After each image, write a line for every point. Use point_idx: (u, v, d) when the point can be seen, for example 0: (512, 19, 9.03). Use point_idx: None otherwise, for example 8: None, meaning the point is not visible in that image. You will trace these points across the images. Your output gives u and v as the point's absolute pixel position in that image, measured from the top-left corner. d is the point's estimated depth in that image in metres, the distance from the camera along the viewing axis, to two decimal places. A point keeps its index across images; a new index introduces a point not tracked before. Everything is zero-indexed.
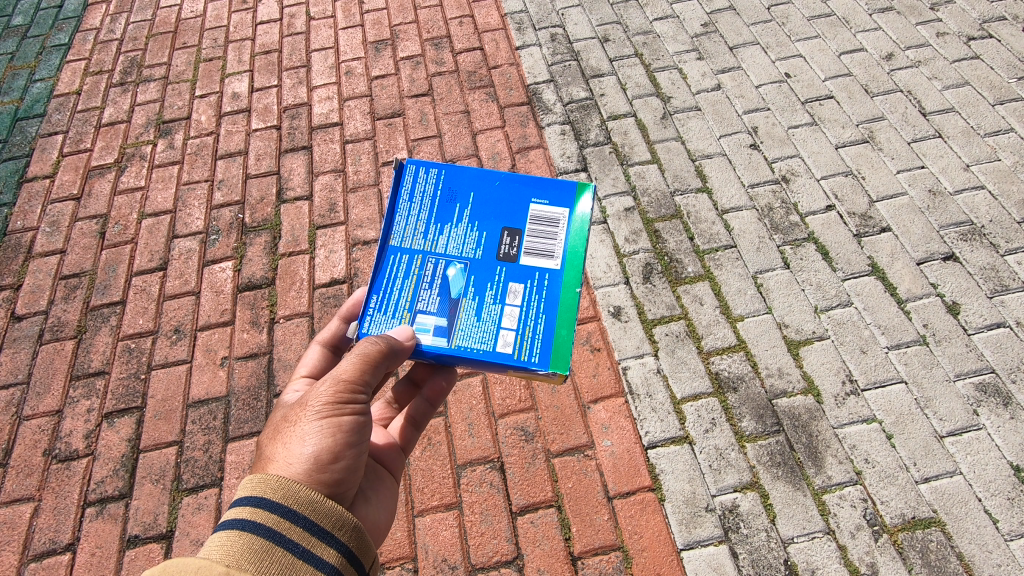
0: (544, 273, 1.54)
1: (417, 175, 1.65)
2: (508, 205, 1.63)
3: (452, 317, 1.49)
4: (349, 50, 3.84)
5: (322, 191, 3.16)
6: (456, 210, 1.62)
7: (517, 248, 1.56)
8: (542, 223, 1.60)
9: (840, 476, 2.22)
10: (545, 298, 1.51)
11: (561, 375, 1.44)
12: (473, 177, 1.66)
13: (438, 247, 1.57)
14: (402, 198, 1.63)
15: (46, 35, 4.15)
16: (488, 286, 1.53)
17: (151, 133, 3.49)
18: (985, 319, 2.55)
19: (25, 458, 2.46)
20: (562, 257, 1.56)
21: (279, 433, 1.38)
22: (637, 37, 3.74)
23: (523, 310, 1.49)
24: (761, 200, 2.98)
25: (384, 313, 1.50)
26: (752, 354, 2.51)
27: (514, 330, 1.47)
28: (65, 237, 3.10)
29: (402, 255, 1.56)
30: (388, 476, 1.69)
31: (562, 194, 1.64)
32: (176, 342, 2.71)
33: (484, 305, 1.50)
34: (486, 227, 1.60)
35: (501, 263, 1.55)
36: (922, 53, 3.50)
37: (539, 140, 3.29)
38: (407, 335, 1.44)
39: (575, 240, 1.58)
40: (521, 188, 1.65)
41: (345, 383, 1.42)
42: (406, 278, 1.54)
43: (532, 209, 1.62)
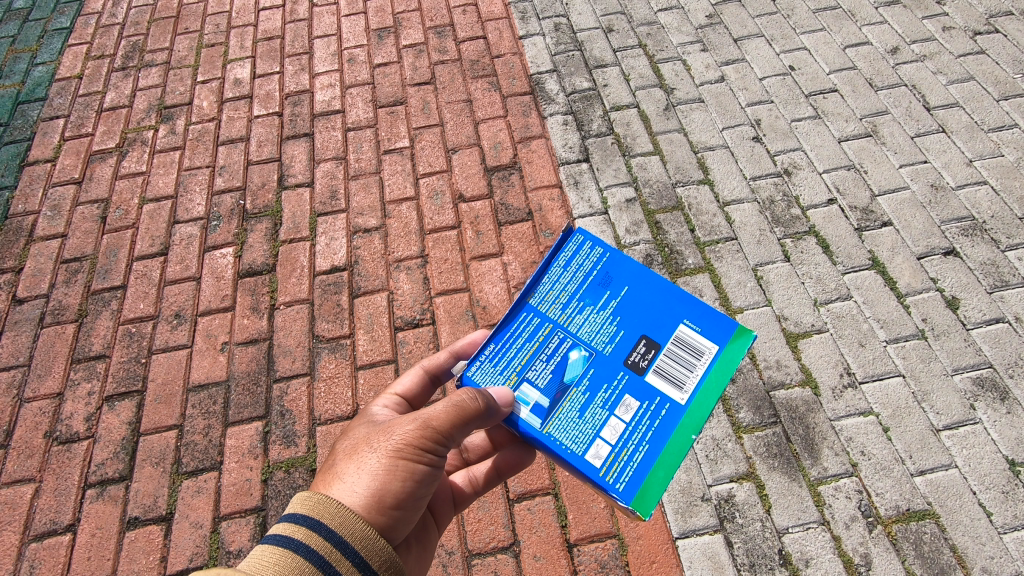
0: (665, 401, 1.42)
1: (583, 247, 1.59)
2: (659, 313, 1.52)
3: (556, 401, 1.43)
4: (352, 37, 3.82)
5: (323, 178, 3.16)
6: (605, 295, 1.54)
7: (648, 362, 1.46)
8: (686, 348, 1.48)
9: (836, 467, 2.23)
10: (656, 428, 1.40)
11: (639, 516, 1.32)
12: (640, 272, 1.57)
13: (571, 324, 1.51)
14: (559, 261, 1.57)
15: (48, 19, 4.13)
16: (603, 388, 1.44)
17: (153, 119, 3.48)
18: (984, 314, 2.55)
19: (26, 439, 2.47)
20: (691, 391, 1.43)
21: (355, 453, 1.39)
22: (641, 28, 3.72)
23: (628, 427, 1.39)
24: (763, 193, 2.98)
25: (494, 367, 1.47)
26: (751, 345, 2.52)
27: (609, 445, 1.38)
28: (66, 221, 3.10)
29: (534, 316, 1.51)
30: (434, 529, 1.69)
31: (719, 331, 1.50)
32: (176, 327, 2.72)
33: (592, 404, 1.42)
34: (627, 327, 1.51)
35: (624, 369, 1.46)
36: (928, 48, 3.48)
37: (541, 130, 3.28)
38: (506, 399, 1.39)
39: (713, 385, 1.44)
40: (682, 303, 1.53)
41: (432, 432, 1.38)
42: (527, 341, 1.49)
43: (682, 330, 1.50)
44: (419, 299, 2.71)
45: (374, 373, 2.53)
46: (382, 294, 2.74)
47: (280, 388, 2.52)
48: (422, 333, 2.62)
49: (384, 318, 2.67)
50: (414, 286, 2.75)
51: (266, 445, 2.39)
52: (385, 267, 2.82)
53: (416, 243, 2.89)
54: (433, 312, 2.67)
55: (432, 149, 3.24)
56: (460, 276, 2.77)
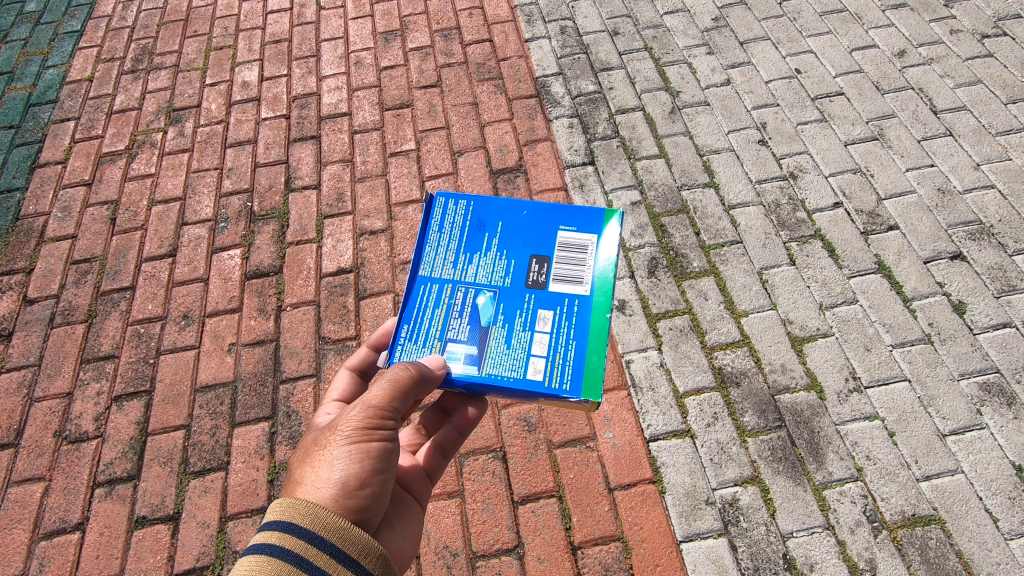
0: (573, 299, 1.54)
1: (447, 207, 1.69)
2: (536, 233, 1.65)
3: (482, 344, 1.51)
4: (359, 40, 3.84)
5: (330, 180, 3.18)
6: (484, 239, 1.64)
7: (546, 276, 1.57)
8: (570, 250, 1.61)
9: (841, 472, 2.23)
10: (575, 324, 1.51)
11: (594, 403, 1.42)
12: (503, 206, 1.69)
13: (467, 276, 1.59)
14: (431, 229, 1.66)
15: (59, 22, 4.18)
16: (518, 314, 1.54)
17: (162, 121, 3.51)
18: (991, 318, 2.54)
19: (36, 439, 2.50)
20: (591, 283, 1.56)
21: (309, 456, 1.40)
22: (647, 31, 3.72)
23: (553, 336, 1.49)
24: (768, 196, 2.98)
25: (416, 342, 1.52)
26: (756, 349, 2.52)
27: (543, 357, 1.46)
28: (76, 222, 3.14)
29: (431, 285, 1.59)
30: (413, 503, 1.66)
31: (590, 220, 1.65)
32: (184, 327, 2.74)
33: (514, 331, 1.51)
34: (515, 255, 1.62)
35: (530, 290, 1.56)
36: (935, 51, 3.47)
37: (547, 133, 3.29)
38: (438, 363, 1.45)
39: (606, 264, 1.58)
40: (550, 215, 1.67)
41: (375, 409, 1.42)
42: (436, 307, 1.56)
43: (561, 237, 1.63)
44: None
45: None
46: (387, 296, 2.76)
47: (286, 389, 2.54)
48: None
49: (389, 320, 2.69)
50: None
51: (272, 445, 2.41)
52: (390, 269, 2.84)
53: None
54: None
55: (438, 152, 3.25)
56: None
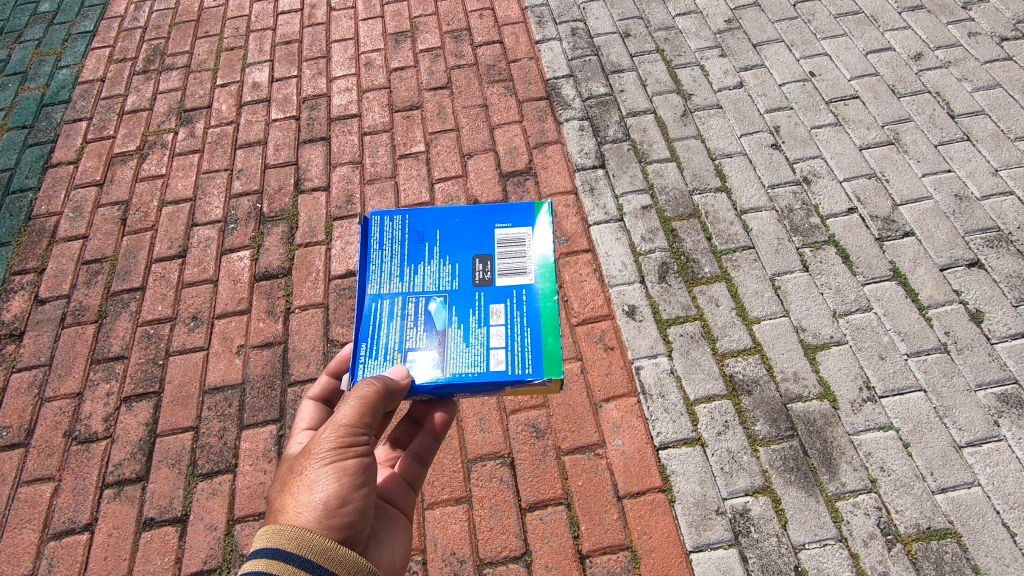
0: (521, 289, 1.57)
1: (382, 224, 1.69)
2: (474, 233, 1.66)
3: (442, 347, 1.51)
4: (369, 41, 3.84)
5: (339, 182, 3.17)
6: (425, 248, 1.65)
7: (491, 272, 1.59)
8: (509, 245, 1.63)
9: (854, 483, 2.19)
10: (526, 313, 1.54)
11: (557, 380, 1.46)
12: (436, 214, 1.69)
13: (416, 286, 1.59)
14: (371, 249, 1.65)
15: (72, 23, 4.20)
16: (471, 312, 1.55)
17: (173, 122, 3.52)
18: (1009, 328, 2.50)
19: (46, 438, 2.51)
20: (535, 271, 1.59)
21: (286, 485, 1.38)
22: (658, 33, 3.69)
23: (508, 327, 1.51)
24: (781, 201, 2.94)
25: (377, 356, 1.51)
26: (768, 357, 2.49)
27: (503, 348, 1.48)
28: (88, 222, 3.15)
29: (383, 301, 1.58)
30: (399, 514, 1.66)
31: (521, 214, 1.68)
32: (193, 329, 2.75)
33: (470, 330, 1.52)
34: (458, 259, 1.63)
35: (478, 290, 1.58)
36: (952, 54, 3.42)
37: (557, 135, 3.27)
38: (402, 373, 1.46)
39: (543, 250, 1.61)
40: (483, 215, 1.69)
41: (347, 428, 1.42)
42: (391, 321, 1.55)
43: (497, 234, 1.65)
44: None
45: None
46: None
47: (294, 392, 2.54)
48: None
49: None
50: None
51: (280, 448, 2.41)
52: None
53: None
54: None
55: (447, 154, 3.24)
56: None
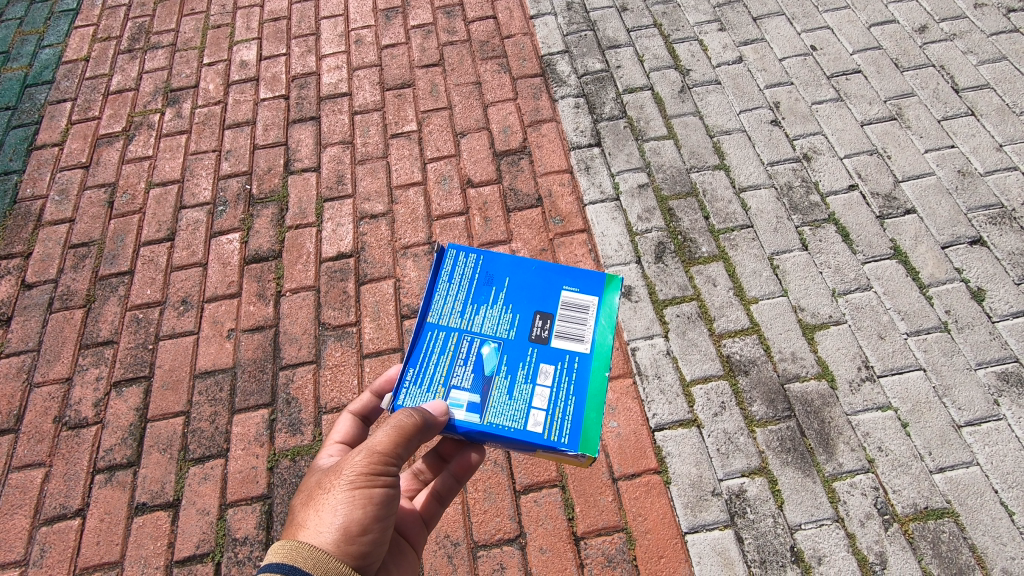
0: (574, 356, 1.51)
1: (457, 257, 1.63)
2: (541, 288, 1.60)
3: (485, 394, 1.45)
4: (359, 17, 3.74)
5: (330, 163, 3.11)
6: (491, 292, 1.59)
7: (549, 331, 1.53)
8: (573, 309, 1.56)
9: (852, 463, 2.17)
10: (575, 381, 1.47)
11: (590, 457, 1.40)
12: (511, 261, 1.63)
13: (474, 325, 1.54)
14: (440, 277, 1.60)
15: (55, 1, 4.10)
16: (520, 365, 1.49)
17: (159, 102, 3.44)
18: (1011, 306, 2.46)
19: (36, 424, 2.49)
20: (592, 342, 1.52)
21: (311, 499, 1.37)
22: (656, 7, 3.59)
23: (554, 390, 1.45)
24: (781, 178, 2.88)
25: (420, 386, 1.47)
26: (766, 337, 2.45)
27: (544, 410, 1.42)
28: (74, 205, 3.09)
29: (439, 332, 1.53)
30: (409, 549, 1.66)
31: (593, 282, 1.61)
32: (183, 313, 2.70)
33: (516, 383, 1.46)
34: (520, 309, 1.57)
35: (533, 344, 1.52)
36: (957, 26, 3.33)
37: (552, 113, 3.19)
38: (441, 409, 1.41)
39: (606, 328, 1.54)
40: (555, 273, 1.63)
41: (379, 455, 1.39)
42: (441, 355, 1.50)
43: (564, 295, 1.58)
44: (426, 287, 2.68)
45: (380, 362, 2.50)
46: (388, 281, 2.71)
47: (285, 375, 2.51)
48: None
49: (390, 306, 2.64)
50: (421, 273, 2.71)
51: (272, 433, 2.38)
52: (391, 254, 2.78)
53: (423, 229, 2.85)
54: None
55: (440, 133, 3.17)
56: None
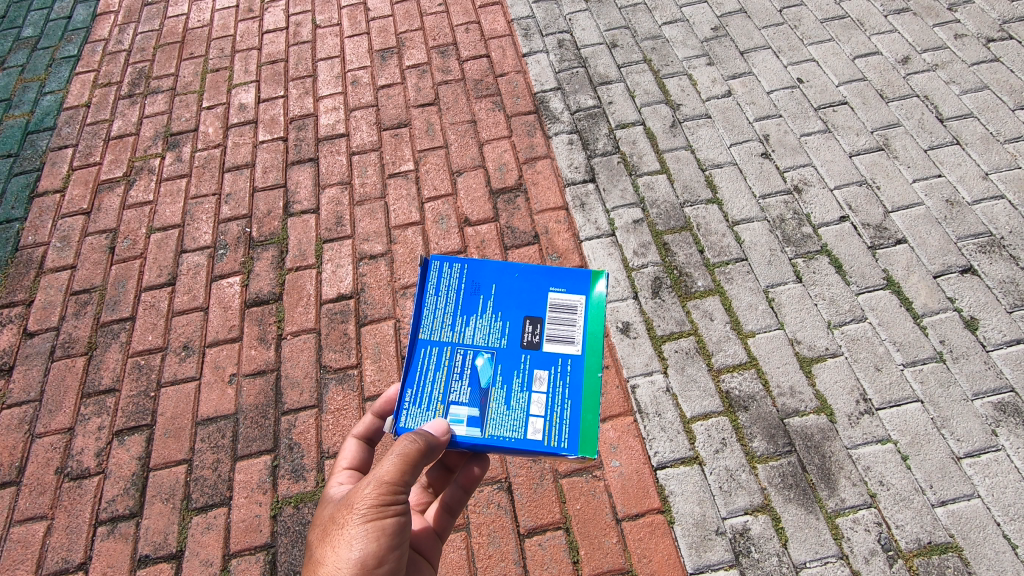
0: (567, 358, 1.54)
1: (442, 269, 1.65)
2: (528, 293, 1.62)
3: (483, 406, 1.49)
4: (356, 58, 3.82)
5: (328, 204, 3.15)
6: (479, 301, 1.61)
7: (540, 336, 1.56)
8: (561, 311, 1.59)
9: (854, 499, 2.18)
10: (569, 384, 1.51)
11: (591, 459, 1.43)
12: (495, 268, 1.66)
13: (465, 337, 1.57)
14: (428, 293, 1.63)
15: (56, 47, 4.18)
16: (515, 373, 1.53)
17: (160, 146, 3.50)
18: (1004, 335, 2.49)
19: (38, 476, 2.48)
20: (583, 342, 1.56)
21: (328, 535, 1.39)
22: (646, 43, 3.68)
23: (549, 396, 1.49)
24: (773, 211, 2.93)
25: (419, 406, 1.50)
26: (764, 371, 2.47)
27: (542, 417, 1.46)
28: (75, 252, 3.12)
29: (431, 348, 1.56)
30: (426, 564, 1.66)
31: (578, 281, 1.64)
32: (185, 359, 2.72)
33: (513, 393, 1.50)
34: (509, 316, 1.60)
35: (525, 351, 1.55)
36: (939, 56, 3.41)
37: (547, 149, 3.25)
38: (442, 429, 1.43)
39: (596, 324, 1.57)
40: (540, 276, 1.65)
41: (388, 485, 1.40)
42: (436, 371, 1.53)
43: (550, 297, 1.61)
44: None
45: None
46: (389, 322, 2.73)
47: (287, 420, 2.52)
48: None
49: (391, 347, 2.66)
50: None
51: (275, 479, 2.38)
52: (391, 294, 2.81)
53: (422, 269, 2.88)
54: None
55: (436, 172, 3.22)
56: None
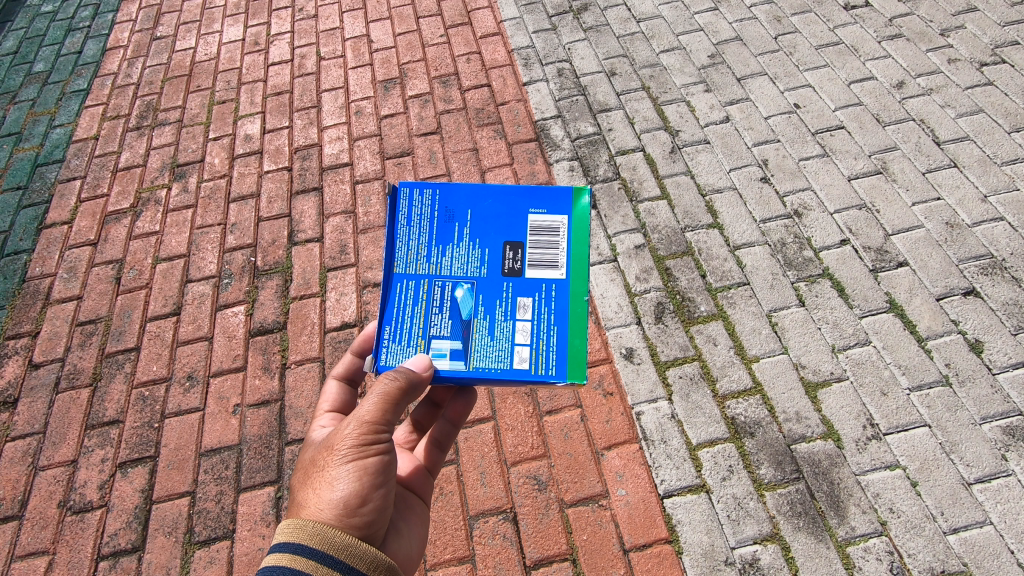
0: (550, 284, 1.54)
1: (412, 197, 1.62)
2: (506, 219, 1.61)
3: (466, 339, 1.51)
4: (359, 89, 3.89)
5: (333, 233, 3.18)
6: (455, 229, 1.59)
7: (521, 262, 1.56)
8: (541, 232, 1.58)
9: (864, 527, 2.15)
10: (554, 309, 1.52)
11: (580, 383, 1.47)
12: (469, 193, 1.63)
13: (443, 269, 1.56)
14: (400, 224, 1.60)
15: (66, 81, 4.27)
16: (498, 303, 1.53)
17: (166, 177, 3.55)
18: (1010, 357, 2.48)
19: (40, 510, 2.47)
20: (566, 266, 1.55)
21: (308, 477, 1.37)
22: (644, 70, 3.74)
23: (534, 323, 1.50)
24: (773, 235, 2.95)
25: (400, 343, 1.51)
26: (769, 397, 2.46)
27: (527, 345, 1.49)
28: (82, 282, 3.15)
29: (408, 282, 1.55)
30: (417, 500, 1.67)
31: (558, 201, 1.61)
32: (189, 389, 2.72)
33: (496, 322, 1.51)
34: (488, 244, 1.59)
35: (507, 279, 1.55)
36: (934, 81, 3.47)
37: (548, 176, 3.29)
38: (423, 365, 1.44)
39: (580, 242, 1.57)
40: (517, 200, 1.63)
41: (369, 424, 1.40)
42: (415, 305, 1.54)
43: (530, 220, 1.59)
44: None
45: None
46: None
47: (291, 451, 2.51)
48: None
49: None
50: None
51: (278, 511, 2.37)
52: None
53: None
54: None
55: None
56: None
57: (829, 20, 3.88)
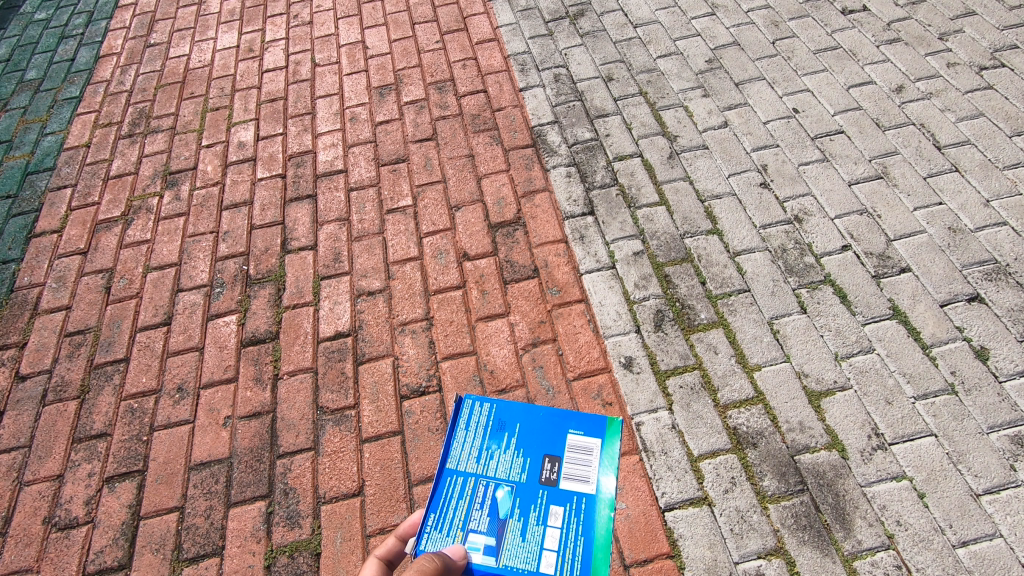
0: (582, 497, 1.58)
1: (471, 407, 1.73)
2: (548, 433, 1.70)
3: (500, 536, 1.48)
4: (354, 95, 3.85)
5: (326, 241, 3.13)
6: (504, 437, 1.68)
7: (558, 473, 1.61)
8: (578, 453, 1.66)
9: (871, 540, 2.10)
10: (584, 522, 1.52)
11: None
12: (521, 409, 1.75)
13: (489, 470, 1.60)
14: (457, 427, 1.69)
15: (58, 89, 4.23)
16: (532, 508, 1.55)
17: (158, 185, 3.51)
18: (1017, 364, 2.43)
19: (24, 526, 2.41)
20: (598, 483, 1.60)
21: None
22: (641, 76, 3.71)
23: (564, 531, 1.50)
24: (774, 241, 2.90)
25: (440, 530, 1.49)
26: (772, 406, 2.41)
27: (555, 550, 1.46)
28: (71, 292, 3.10)
29: (456, 476, 1.58)
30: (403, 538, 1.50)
31: (594, 426, 1.72)
32: (178, 401, 2.66)
33: (529, 527, 1.51)
34: (531, 453, 1.65)
35: (543, 487, 1.58)
36: (933, 85, 3.44)
37: (545, 183, 3.25)
38: (459, 553, 1.42)
39: (609, 467, 1.63)
40: (559, 419, 1.74)
41: None
42: (460, 499, 1.55)
43: (570, 439, 1.68)
44: (425, 365, 2.65)
45: (380, 446, 2.46)
46: (387, 360, 2.68)
47: (283, 464, 2.45)
48: (428, 402, 2.55)
49: (389, 386, 2.61)
50: (420, 350, 2.70)
51: (269, 527, 2.31)
52: (389, 331, 2.77)
53: (421, 304, 2.85)
54: (440, 378, 2.61)
55: (435, 207, 3.21)
56: (466, 339, 2.72)
57: (827, 25, 3.86)
